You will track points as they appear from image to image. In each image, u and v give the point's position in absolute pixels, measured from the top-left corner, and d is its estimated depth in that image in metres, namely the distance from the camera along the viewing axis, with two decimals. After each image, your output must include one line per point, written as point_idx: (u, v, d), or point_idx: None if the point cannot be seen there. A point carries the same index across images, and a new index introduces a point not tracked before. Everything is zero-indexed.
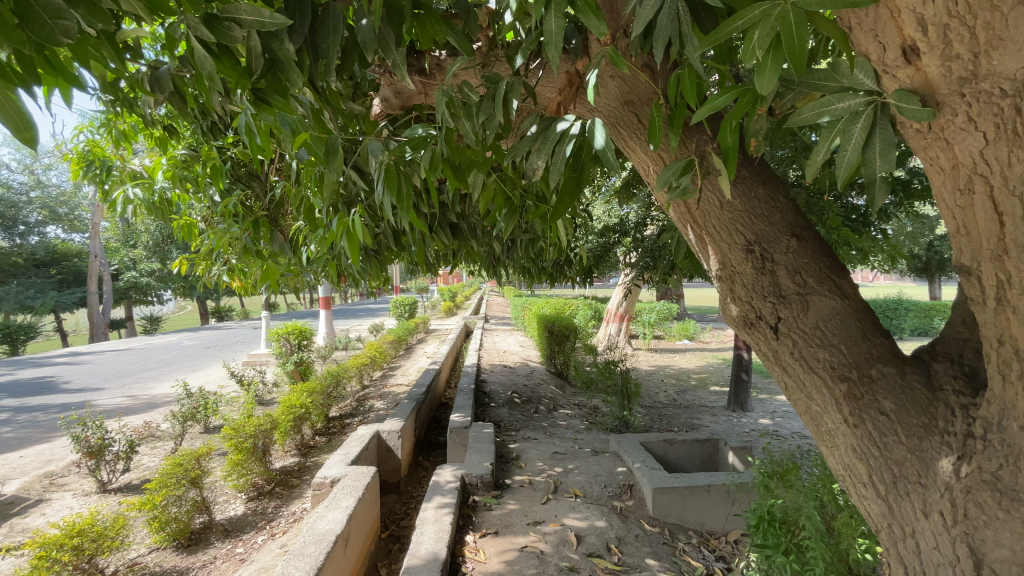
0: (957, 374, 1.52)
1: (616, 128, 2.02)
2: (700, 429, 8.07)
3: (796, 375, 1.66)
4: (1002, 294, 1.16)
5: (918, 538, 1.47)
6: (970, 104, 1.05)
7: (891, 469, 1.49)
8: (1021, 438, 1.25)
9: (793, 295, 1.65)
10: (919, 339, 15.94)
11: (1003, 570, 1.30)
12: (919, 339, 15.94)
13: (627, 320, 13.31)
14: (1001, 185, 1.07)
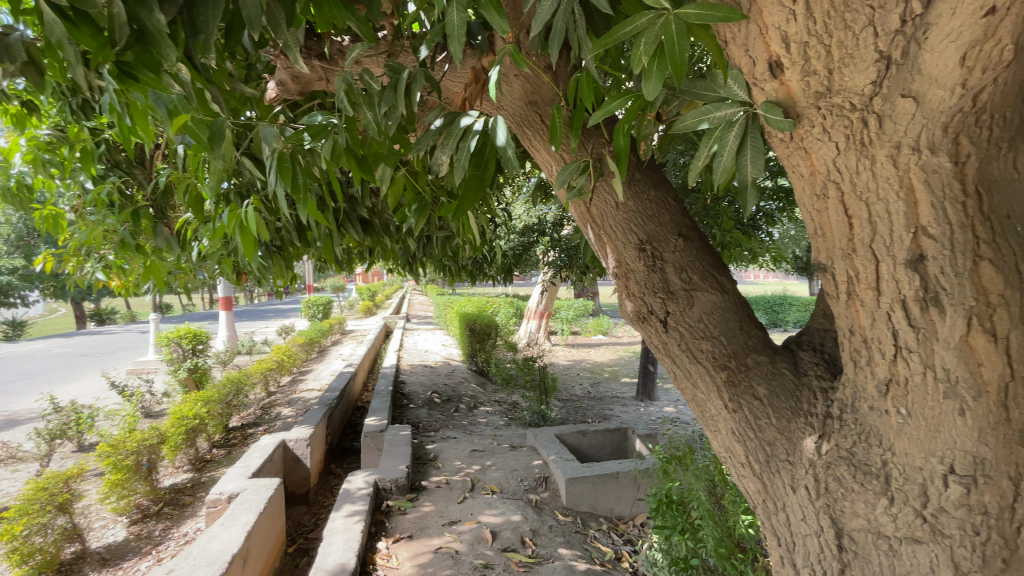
0: (818, 361, 1.70)
1: (522, 127, 2.03)
2: (612, 419, 8.47)
3: (684, 365, 1.78)
4: (852, 288, 1.31)
5: (788, 511, 1.60)
6: (825, 117, 1.16)
7: (764, 449, 1.63)
8: (869, 417, 1.39)
9: (679, 291, 1.78)
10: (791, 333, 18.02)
11: (859, 537, 1.42)
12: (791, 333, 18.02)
13: (546, 317, 13.64)
14: (851, 191, 1.21)
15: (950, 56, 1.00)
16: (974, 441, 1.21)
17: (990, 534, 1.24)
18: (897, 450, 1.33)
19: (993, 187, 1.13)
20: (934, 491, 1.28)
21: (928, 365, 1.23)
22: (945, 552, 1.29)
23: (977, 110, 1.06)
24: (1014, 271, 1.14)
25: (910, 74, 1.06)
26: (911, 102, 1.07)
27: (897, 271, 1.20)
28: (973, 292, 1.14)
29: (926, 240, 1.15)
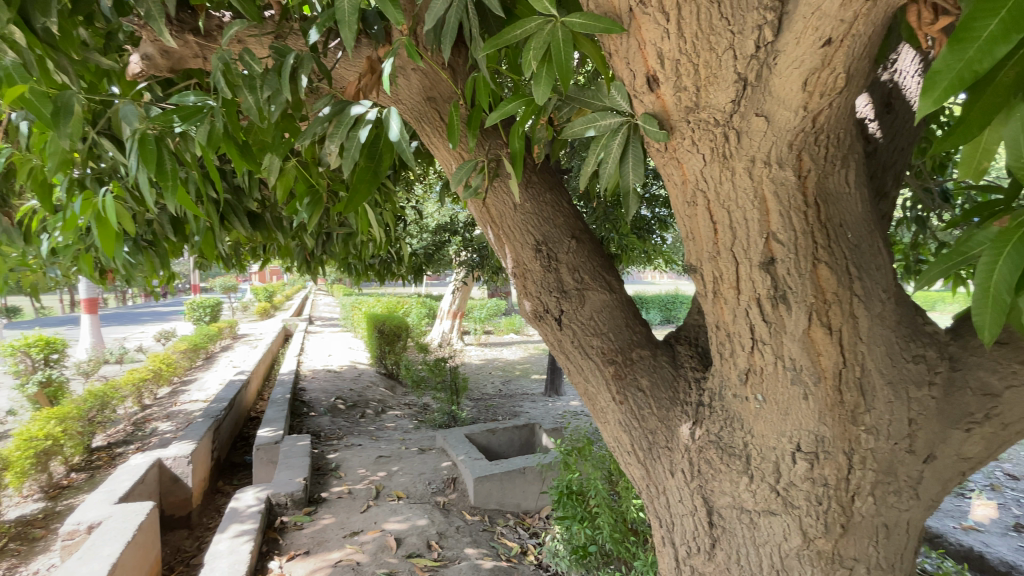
0: (693, 353, 1.86)
1: (420, 123, 1.98)
2: (521, 416, 8.64)
3: (576, 361, 1.86)
4: (717, 288, 1.44)
5: (667, 494, 1.74)
6: (694, 130, 1.27)
7: (647, 437, 1.76)
8: (733, 404, 1.54)
9: (572, 290, 1.85)
10: (668, 328, 19.71)
11: (726, 512, 1.59)
12: (668, 328, 19.71)
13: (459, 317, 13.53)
14: (715, 199, 1.33)
15: (794, 81, 1.12)
16: (816, 421, 1.38)
17: (828, 502, 1.42)
18: (755, 432, 1.49)
19: (828, 199, 1.30)
20: (785, 467, 1.45)
21: (779, 356, 1.38)
22: (794, 520, 1.47)
23: (816, 130, 1.20)
24: (844, 272, 1.31)
25: (762, 96, 1.17)
26: (763, 121, 1.20)
27: (753, 272, 1.34)
28: (813, 291, 1.31)
29: (776, 245, 1.30)
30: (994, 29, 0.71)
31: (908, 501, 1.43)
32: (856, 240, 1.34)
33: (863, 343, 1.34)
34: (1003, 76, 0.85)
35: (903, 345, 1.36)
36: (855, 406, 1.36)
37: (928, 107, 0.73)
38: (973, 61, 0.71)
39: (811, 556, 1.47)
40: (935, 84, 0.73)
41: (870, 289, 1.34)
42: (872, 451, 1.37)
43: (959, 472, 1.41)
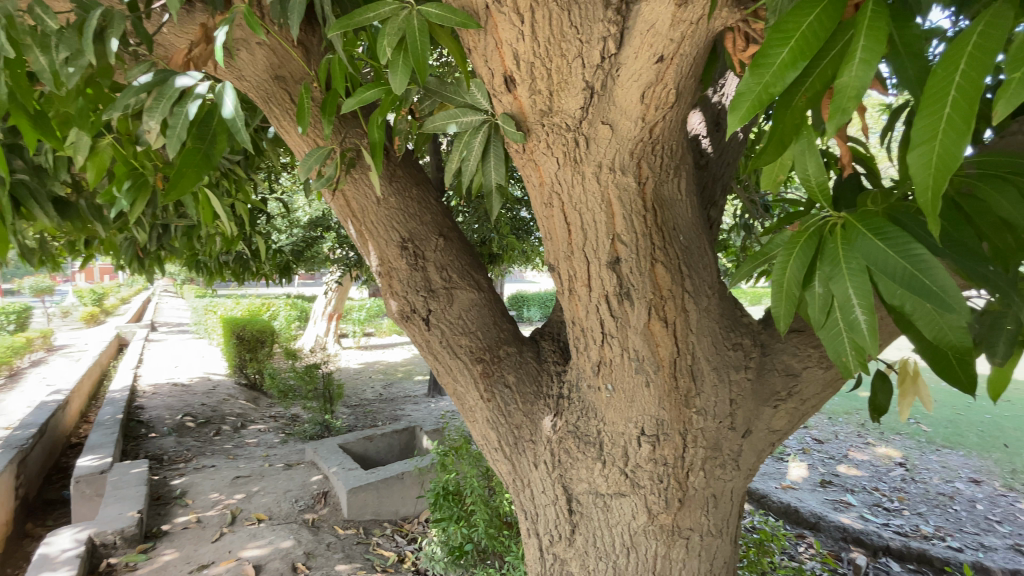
0: (555, 348, 1.94)
1: (268, 105, 1.80)
2: (401, 420, 8.36)
3: (444, 361, 1.83)
4: (572, 286, 1.52)
5: (532, 487, 1.81)
6: (548, 133, 1.32)
7: (513, 432, 1.81)
8: (589, 395, 1.64)
9: (440, 289, 1.81)
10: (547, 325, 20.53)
11: (583, 497, 1.69)
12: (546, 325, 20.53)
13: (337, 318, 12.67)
14: (568, 201, 1.40)
15: (633, 94, 1.21)
16: (656, 406, 1.52)
17: (668, 479, 1.58)
18: (607, 420, 1.60)
19: (664, 205, 1.42)
20: (632, 451, 1.58)
21: (624, 348, 1.50)
22: (641, 498, 1.61)
23: (653, 141, 1.31)
24: (677, 271, 1.46)
25: (607, 105, 1.25)
26: (608, 129, 1.28)
27: (602, 270, 1.44)
28: (651, 288, 1.44)
29: (620, 246, 1.41)
30: (784, 54, 0.78)
31: (731, 472, 1.62)
32: (687, 242, 1.48)
33: (693, 334, 1.50)
34: (797, 100, 0.85)
35: (725, 335, 1.54)
36: (687, 390, 1.51)
37: (733, 121, 0.82)
38: (768, 84, 0.80)
39: (655, 530, 1.63)
40: (741, 102, 0.81)
41: (698, 286, 1.50)
42: (702, 430, 1.55)
43: (769, 442, 1.64)
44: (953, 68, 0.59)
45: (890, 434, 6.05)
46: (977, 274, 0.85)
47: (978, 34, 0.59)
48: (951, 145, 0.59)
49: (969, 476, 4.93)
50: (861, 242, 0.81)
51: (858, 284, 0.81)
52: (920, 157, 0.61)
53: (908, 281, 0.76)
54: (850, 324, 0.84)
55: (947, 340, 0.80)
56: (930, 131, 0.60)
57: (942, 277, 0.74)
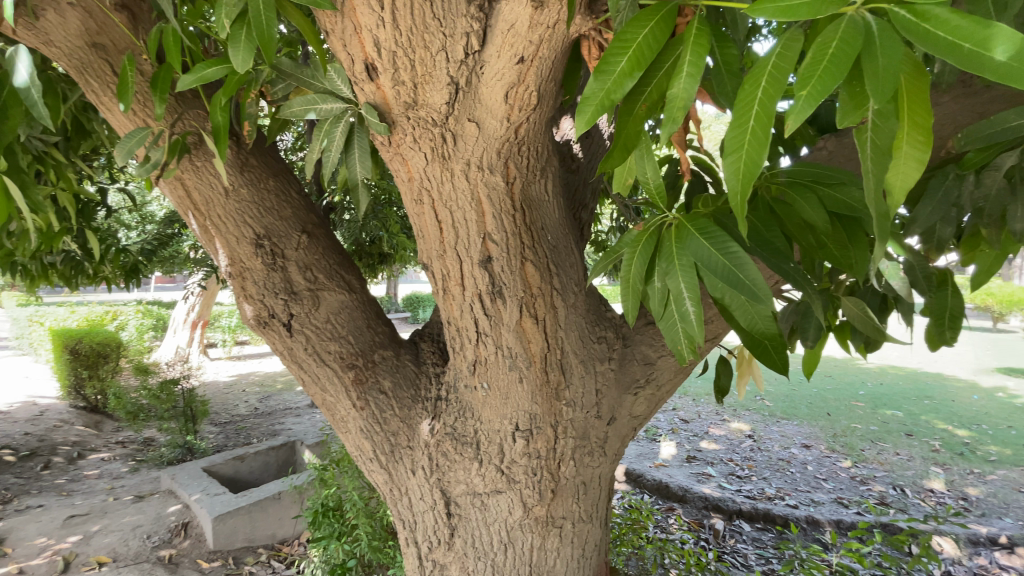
0: (434, 349, 1.89)
1: (83, 77, 1.51)
2: (280, 434, 7.69)
3: (311, 369, 1.70)
4: (445, 285, 1.50)
5: (409, 494, 1.77)
6: (414, 127, 1.28)
7: (389, 439, 1.74)
8: (465, 396, 1.63)
9: (303, 291, 1.67)
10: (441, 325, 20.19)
11: (461, 498, 1.69)
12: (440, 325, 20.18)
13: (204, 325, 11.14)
14: (438, 198, 1.38)
15: (497, 93, 1.21)
16: (529, 401, 1.55)
17: (541, 472, 1.62)
18: (482, 418, 1.60)
19: (531, 205, 1.44)
20: (507, 447, 1.59)
21: (498, 345, 1.51)
22: (517, 493, 1.63)
23: (519, 141, 1.32)
24: (546, 269, 1.49)
25: (473, 103, 1.24)
26: (475, 127, 1.27)
27: (474, 269, 1.43)
28: (522, 286, 1.46)
29: (492, 245, 1.41)
30: (622, 64, 0.83)
31: (599, 458, 1.71)
32: (554, 242, 1.52)
33: (562, 330, 1.54)
34: (637, 107, 0.90)
35: (592, 329, 1.62)
36: (558, 383, 1.56)
37: (580, 124, 0.85)
38: (610, 90, 0.83)
39: (530, 523, 1.67)
40: (586, 106, 0.84)
41: (565, 283, 1.54)
42: (571, 421, 1.61)
43: (632, 427, 1.76)
44: (758, 84, 0.65)
45: (742, 410, 6.89)
46: (783, 270, 0.97)
47: (777, 56, 0.66)
48: (756, 153, 0.65)
49: (801, 442, 5.78)
50: (690, 242, 0.90)
51: (687, 280, 0.89)
52: (731, 163, 0.67)
53: (725, 275, 0.84)
54: (682, 315, 0.92)
55: (758, 328, 0.91)
56: (739, 141, 0.66)
57: (752, 271, 0.83)
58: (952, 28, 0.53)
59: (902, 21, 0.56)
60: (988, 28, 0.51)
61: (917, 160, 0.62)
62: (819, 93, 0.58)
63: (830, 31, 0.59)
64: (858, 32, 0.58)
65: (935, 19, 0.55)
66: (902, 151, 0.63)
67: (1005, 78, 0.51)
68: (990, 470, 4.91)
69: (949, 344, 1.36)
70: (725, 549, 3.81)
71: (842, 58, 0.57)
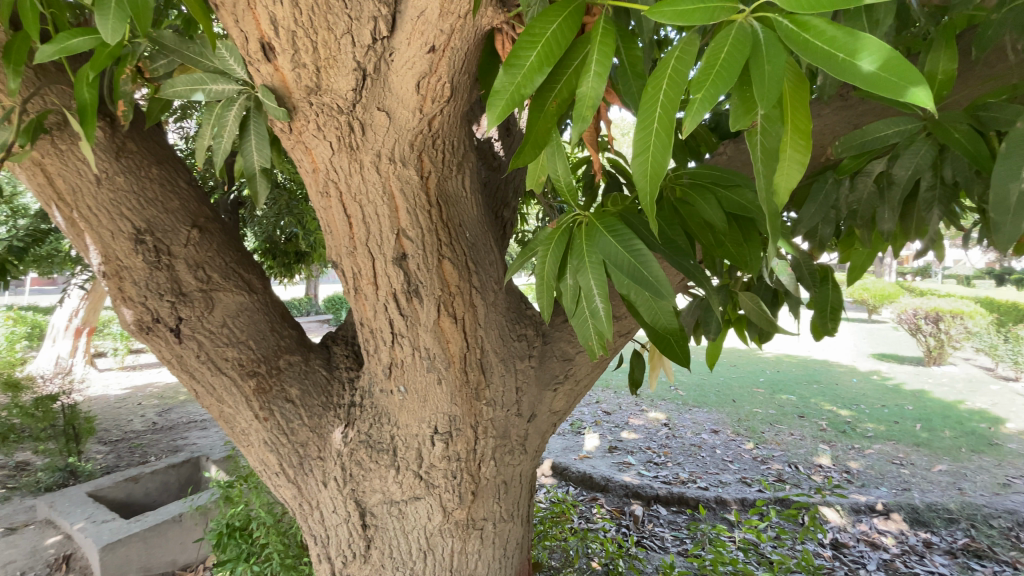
0: (348, 352, 1.80)
1: None
2: (183, 450, 7.03)
3: (205, 379, 1.56)
4: (358, 284, 1.42)
5: (321, 507, 1.71)
6: (317, 114, 1.19)
7: (297, 451, 1.66)
8: (380, 401, 1.57)
9: (195, 293, 1.51)
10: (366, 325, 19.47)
11: (377, 508, 1.64)
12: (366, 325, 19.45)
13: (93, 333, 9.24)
14: (346, 191, 1.29)
15: (409, 82, 1.15)
16: (448, 403, 1.50)
17: (461, 475, 1.58)
18: (400, 423, 1.55)
19: (448, 201, 1.39)
20: (426, 451, 1.55)
21: (415, 347, 1.45)
22: (435, 498, 1.59)
23: (433, 134, 1.26)
24: (464, 267, 1.44)
25: (382, 91, 1.17)
26: (385, 117, 1.20)
27: (388, 267, 1.36)
28: (440, 285, 1.40)
29: (406, 241, 1.34)
30: (532, 59, 0.81)
31: (519, 456, 1.71)
32: (472, 239, 1.47)
33: (481, 328, 1.50)
34: (549, 104, 0.89)
35: (511, 327, 1.60)
36: (477, 383, 1.53)
37: (490, 118, 0.82)
38: (520, 84, 0.81)
39: (450, 527, 1.64)
40: (497, 101, 0.82)
41: (484, 281, 1.50)
42: (492, 420, 1.58)
43: (552, 423, 1.78)
44: (659, 85, 0.66)
45: (659, 400, 7.27)
46: (684, 266, 1.01)
47: (675, 58, 0.66)
48: (658, 155, 0.66)
49: (710, 428, 6.21)
50: (599, 240, 0.90)
51: (597, 277, 0.89)
52: (639, 164, 0.68)
53: (632, 272, 0.86)
54: (592, 312, 0.93)
55: (661, 322, 0.94)
56: (644, 142, 0.67)
57: (655, 268, 0.85)
58: (829, 38, 0.56)
59: (786, 29, 0.58)
60: (859, 39, 0.54)
61: (800, 163, 0.66)
62: (713, 96, 0.59)
63: (722, 36, 0.61)
64: (747, 39, 0.60)
65: (815, 29, 0.57)
66: (787, 153, 0.66)
67: (875, 86, 0.54)
68: (867, 445, 5.53)
69: (831, 333, 1.51)
70: (645, 534, 3.98)
71: (733, 63, 0.59)
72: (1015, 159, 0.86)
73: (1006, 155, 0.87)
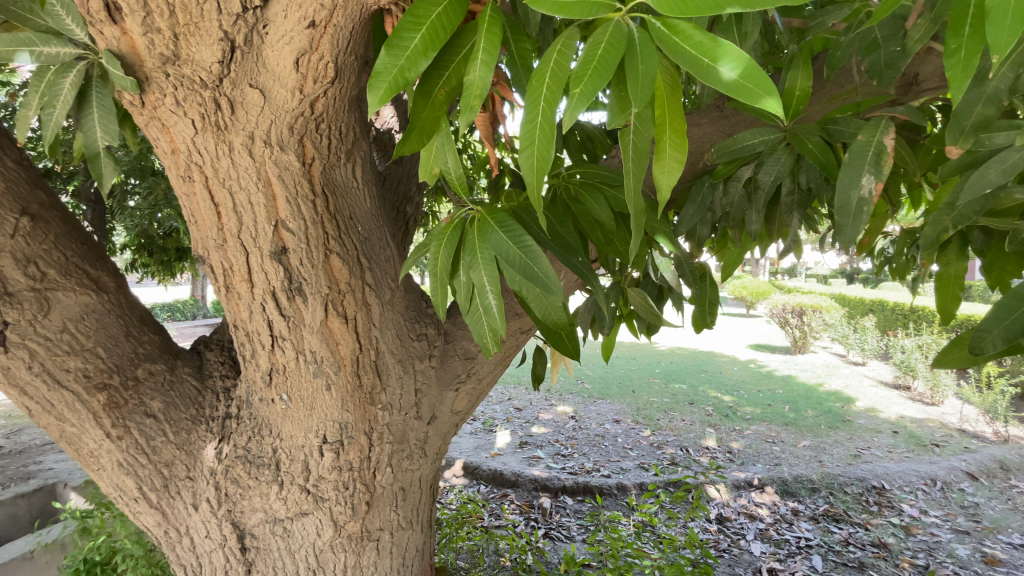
0: (224, 359, 1.64)
1: None
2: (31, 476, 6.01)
3: (39, 395, 1.31)
4: (229, 282, 1.27)
5: (192, 533, 1.56)
6: (175, 87, 1.05)
7: (161, 472, 1.49)
8: (259, 411, 1.45)
9: (24, 293, 1.24)
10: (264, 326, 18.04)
11: (259, 529, 1.54)
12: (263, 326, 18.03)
13: None
14: (213, 176, 1.15)
15: (286, 58, 1.01)
16: (339, 409, 1.41)
17: (353, 485, 1.51)
18: (283, 435, 1.44)
19: (336, 191, 1.28)
20: (313, 463, 1.46)
21: (299, 350, 1.33)
22: (325, 513, 1.52)
23: (317, 117, 1.15)
24: (355, 263, 1.33)
25: (255, 65, 1.04)
26: (259, 94, 1.07)
27: (265, 263, 1.23)
28: (327, 282, 1.29)
29: (286, 233, 1.22)
30: (416, 42, 0.75)
31: (418, 461, 1.65)
32: (366, 233, 1.37)
33: (376, 329, 1.41)
34: (437, 92, 0.84)
35: (410, 326, 1.50)
36: (372, 387, 1.44)
37: (371, 101, 0.74)
38: (403, 68, 0.75)
39: (342, 542, 1.57)
40: (378, 82, 0.75)
41: (379, 278, 1.40)
42: (388, 425, 1.50)
43: (453, 424, 1.72)
44: (541, 79, 0.64)
45: (567, 394, 7.52)
46: (574, 263, 1.02)
47: (557, 52, 0.63)
48: (546, 150, 0.65)
49: (613, 418, 6.54)
50: (491, 235, 0.88)
51: (488, 272, 0.86)
52: (526, 158, 0.66)
53: (522, 267, 0.84)
54: (486, 308, 0.91)
55: (552, 318, 0.94)
56: (530, 136, 0.65)
57: (545, 264, 0.84)
58: (696, 42, 0.58)
59: (659, 32, 0.59)
60: (721, 45, 0.56)
61: (677, 163, 0.67)
62: (590, 93, 0.59)
63: (599, 34, 0.60)
64: (621, 38, 0.60)
65: (684, 33, 0.58)
66: (667, 154, 0.68)
67: (735, 92, 0.56)
68: (747, 426, 6.15)
69: (710, 326, 1.63)
70: (552, 525, 4.07)
71: (609, 60, 0.59)
72: (856, 168, 0.97)
73: (848, 164, 0.98)
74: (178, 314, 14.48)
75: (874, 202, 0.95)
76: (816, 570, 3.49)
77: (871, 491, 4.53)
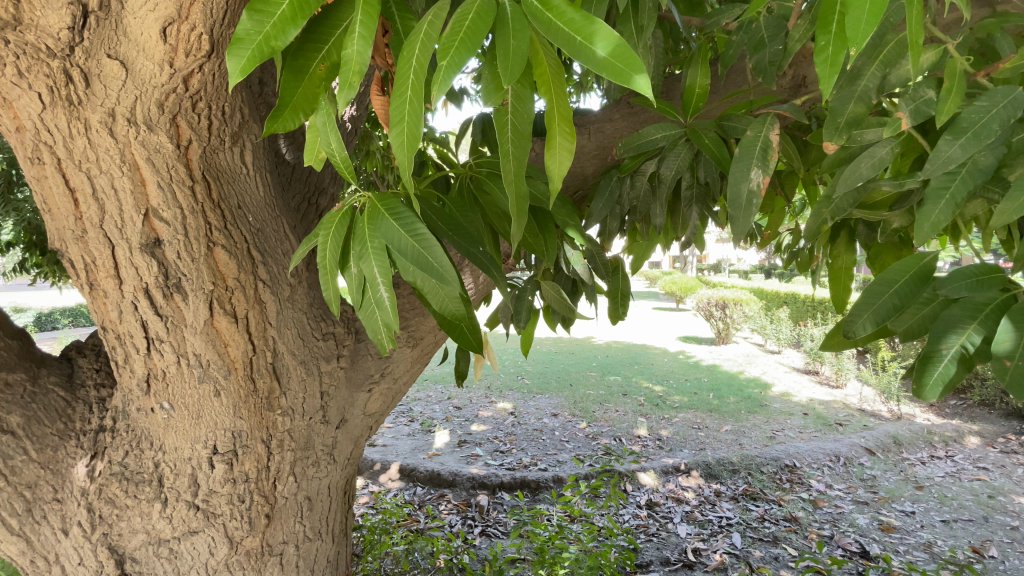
0: (100, 366, 1.46)
1: None
2: None
3: None
4: (92, 278, 1.16)
5: (62, 560, 1.40)
6: (17, 56, 0.91)
7: (23, 495, 1.32)
8: (138, 421, 1.33)
9: None
10: None
11: (139, 553, 1.41)
12: None
13: None
14: (66, 158, 1.03)
15: (150, 26, 0.87)
16: (231, 417, 1.31)
17: (250, 498, 1.42)
18: (166, 447, 1.33)
19: (219, 177, 1.15)
20: (202, 477, 1.36)
21: (180, 353, 1.23)
22: (218, 529, 1.41)
23: (193, 95, 1.01)
24: (245, 256, 1.22)
25: (114, 34, 0.90)
26: (120, 67, 0.94)
27: (135, 256, 1.12)
28: (210, 277, 1.18)
29: (158, 223, 1.10)
30: (284, 8, 0.59)
31: (325, 468, 1.57)
32: (258, 223, 1.26)
33: (272, 327, 1.31)
34: (316, 67, 0.71)
35: (315, 325, 1.40)
36: (269, 392, 1.35)
37: (230, 72, 0.59)
38: (270, 35, 0.59)
39: (240, 558, 1.47)
40: (238, 51, 0.59)
41: (277, 273, 1.30)
42: (289, 432, 1.42)
43: (366, 427, 1.65)
44: (412, 49, 0.59)
45: (506, 390, 7.52)
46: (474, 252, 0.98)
47: (426, 24, 0.59)
48: (417, 129, 0.60)
49: (551, 412, 6.61)
50: (381, 224, 0.82)
51: (379, 263, 0.81)
52: (397, 135, 0.61)
53: (416, 258, 0.79)
54: (377, 302, 0.85)
55: (449, 311, 0.88)
56: (400, 112, 0.59)
57: (440, 254, 0.80)
58: (569, 20, 0.55)
59: (532, 7, 0.57)
60: (594, 23, 0.54)
61: (568, 150, 0.65)
62: (459, 64, 0.55)
63: (467, 5, 0.57)
64: (490, 9, 0.57)
65: (556, 9, 0.56)
66: (557, 141, 0.65)
67: (606, 71, 0.55)
68: (675, 414, 6.44)
69: (623, 318, 1.67)
70: (488, 523, 4.02)
71: (476, 32, 0.56)
72: (746, 161, 1.00)
73: (739, 157, 1.01)
74: (82, 319, 13.04)
75: (763, 195, 0.98)
76: (736, 547, 3.68)
77: (784, 470, 4.87)
